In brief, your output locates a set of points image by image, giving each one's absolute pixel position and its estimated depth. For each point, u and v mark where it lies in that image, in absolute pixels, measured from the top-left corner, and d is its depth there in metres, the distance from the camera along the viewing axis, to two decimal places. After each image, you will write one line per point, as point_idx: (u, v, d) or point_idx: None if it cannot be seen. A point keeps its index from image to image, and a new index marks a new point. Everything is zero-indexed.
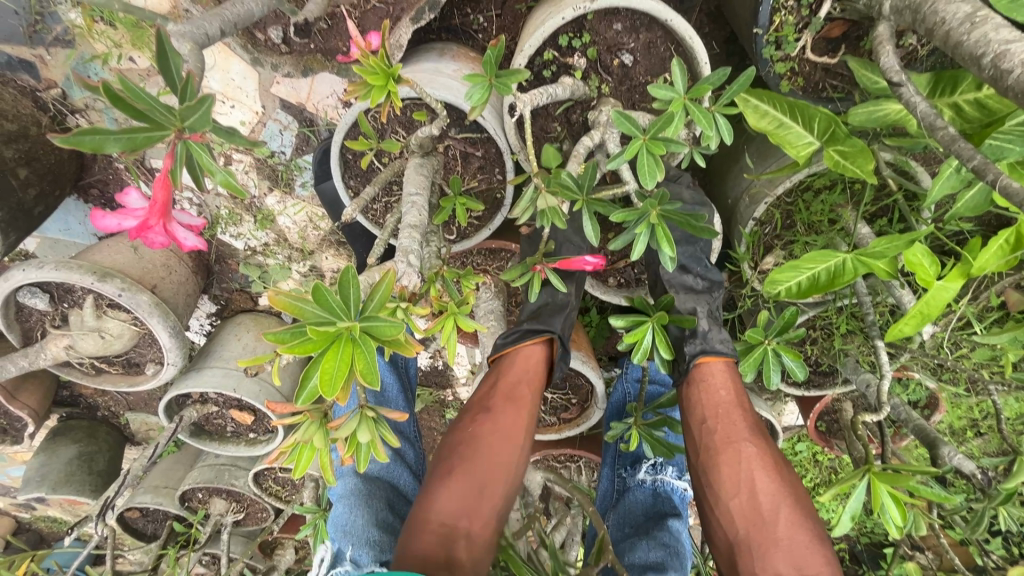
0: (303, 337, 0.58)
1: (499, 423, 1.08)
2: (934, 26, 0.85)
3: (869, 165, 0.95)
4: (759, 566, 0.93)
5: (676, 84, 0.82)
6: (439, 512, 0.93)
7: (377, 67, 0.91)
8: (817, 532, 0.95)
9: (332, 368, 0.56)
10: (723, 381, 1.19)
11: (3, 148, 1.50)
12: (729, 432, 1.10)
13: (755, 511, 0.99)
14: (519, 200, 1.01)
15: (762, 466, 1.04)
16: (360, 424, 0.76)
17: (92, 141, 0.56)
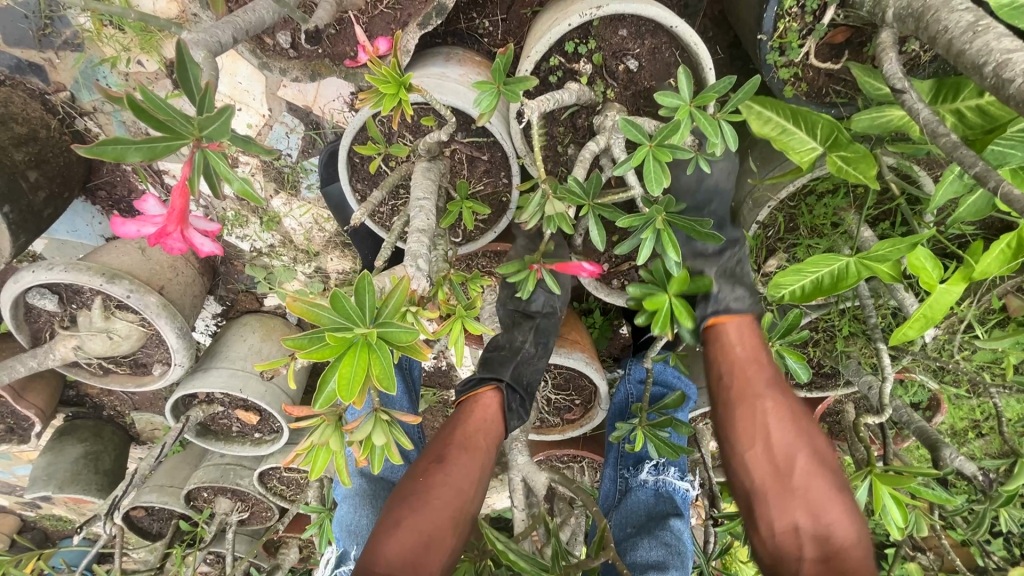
0: (322, 343, 0.59)
1: (448, 473, 1.03)
2: (937, 34, 0.86)
3: (874, 171, 0.97)
4: (776, 515, 0.91)
5: (682, 92, 0.83)
6: (384, 562, 0.91)
7: (389, 77, 0.93)
8: (835, 480, 0.93)
9: (350, 376, 0.57)
10: (738, 333, 1.09)
11: (14, 151, 1.52)
12: (743, 383, 1.03)
13: (772, 463, 0.95)
14: (526, 205, 1.03)
15: (779, 416, 0.98)
16: (376, 427, 0.77)
17: (114, 150, 0.58)
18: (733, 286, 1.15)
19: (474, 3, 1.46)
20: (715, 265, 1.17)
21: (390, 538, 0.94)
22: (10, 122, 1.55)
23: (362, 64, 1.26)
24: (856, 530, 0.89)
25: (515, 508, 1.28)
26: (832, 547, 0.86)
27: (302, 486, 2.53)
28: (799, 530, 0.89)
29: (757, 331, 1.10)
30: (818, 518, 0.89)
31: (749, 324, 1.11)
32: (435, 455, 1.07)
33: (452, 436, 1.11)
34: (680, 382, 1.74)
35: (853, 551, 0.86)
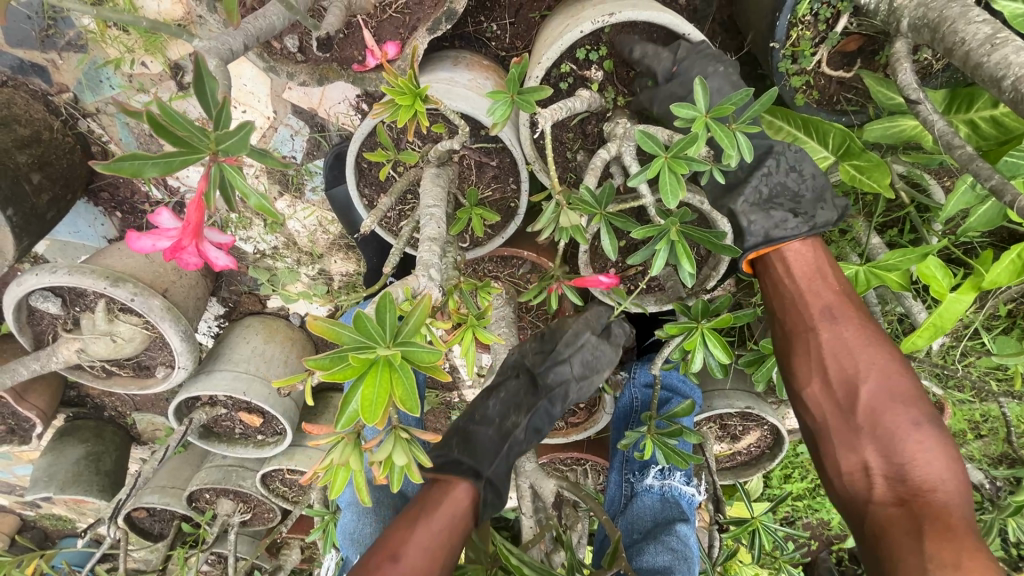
0: (343, 362, 0.57)
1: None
2: (953, 45, 0.85)
3: (886, 179, 1.00)
4: (842, 453, 0.93)
5: (698, 103, 0.83)
6: None
7: (405, 88, 0.92)
8: (912, 412, 0.90)
9: (372, 397, 0.55)
10: (789, 267, 1.06)
11: (17, 154, 1.50)
12: (801, 326, 1.02)
13: (836, 404, 0.96)
14: (540, 215, 1.02)
15: (840, 356, 0.97)
16: (396, 447, 0.73)
17: (132, 165, 0.57)
18: (769, 212, 1.04)
19: (482, 6, 1.45)
20: (752, 190, 1.07)
21: None
22: (13, 124, 1.54)
23: (370, 69, 1.25)
24: (937, 462, 0.86)
25: (523, 515, 1.28)
26: (906, 482, 0.85)
27: (306, 488, 2.52)
28: (868, 467, 0.89)
29: (818, 265, 1.05)
30: (888, 454, 0.88)
31: (815, 257, 1.06)
32: (389, 553, 0.98)
33: (411, 532, 1.01)
34: (684, 388, 1.73)
35: (933, 485, 0.84)
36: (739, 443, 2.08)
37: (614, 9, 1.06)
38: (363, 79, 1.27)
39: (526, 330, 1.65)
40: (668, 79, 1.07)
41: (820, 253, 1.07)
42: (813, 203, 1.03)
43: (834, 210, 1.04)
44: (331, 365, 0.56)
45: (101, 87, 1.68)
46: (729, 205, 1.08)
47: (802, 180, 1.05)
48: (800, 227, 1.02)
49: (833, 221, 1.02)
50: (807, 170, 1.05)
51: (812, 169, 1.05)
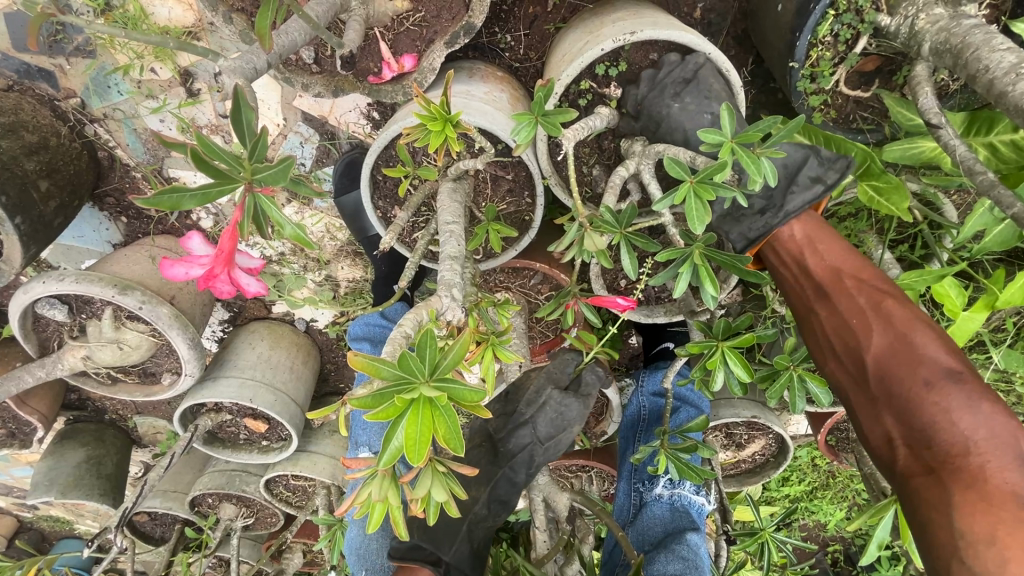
0: (388, 401, 0.56)
1: None
2: (977, 73, 0.86)
3: (904, 203, 1.01)
4: (868, 428, 0.91)
5: (725, 129, 0.83)
6: None
7: (436, 113, 0.95)
8: (925, 372, 0.85)
9: (416, 437, 0.54)
10: (784, 253, 1.07)
11: (26, 160, 1.49)
12: (803, 304, 1.03)
13: (850, 376, 0.95)
14: (562, 236, 1.02)
15: (840, 328, 0.97)
16: (433, 481, 0.69)
17: (171, 199, 0.58)
18: (740, 220, 1.05)
19: (496, 17, 1.45)
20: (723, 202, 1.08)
21: None
22: (21, 130, 1.52)
23: (387, 81, 1.25)
24: (964, 421, 0.79)
25: (538, 529, 1.28)
26: (930, 449, 0.81)
27: (309, 492, 2.52)
28: (891, 438, 0.86)
29: (811, 240, 1.05)
30: (906, 422, 0.84)
31: (810, 234, 1.05)
32: None
33: None
34: (695, 399, 1.72)
35: (961, 449, 0.78)
36: (743, 451, 2.09)
37: (635, 27, 1.07)
38: (379, 91, 1.26)
39: (536, 340, 1.66)
40: (644, 98, 1.11)
41: (816, 229, 1.06)
42: (780, 198, 1.01)
43: (812, 187, 1.00)
44: (374, 404, 0.55)
45: (109, 93, 1.67)
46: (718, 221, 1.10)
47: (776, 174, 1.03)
48: (771, 220, 1.01)
49: (806, 205, 0.99)
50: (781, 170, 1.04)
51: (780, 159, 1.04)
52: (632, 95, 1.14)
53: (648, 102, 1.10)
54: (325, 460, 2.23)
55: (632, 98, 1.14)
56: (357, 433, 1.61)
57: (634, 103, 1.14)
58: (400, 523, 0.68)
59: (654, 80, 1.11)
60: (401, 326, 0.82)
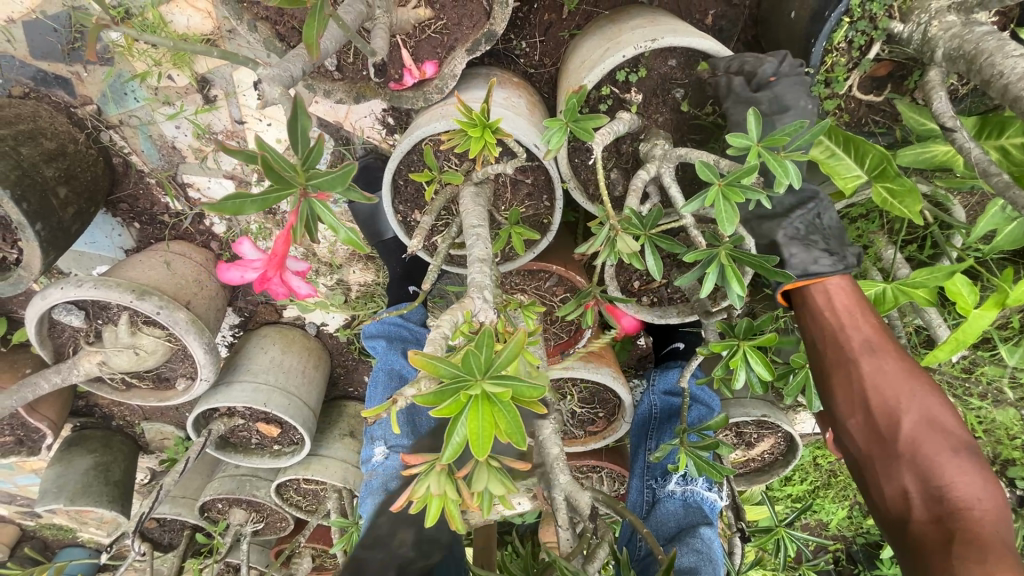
0: (451, 397, 0.58)
1: None
2: (991, 78, 0.89)
3: (916, 206, 1.04)
4: (882, 481, 0.87)
5: (752, 133, 0.86)
6: None
7: (476, 120, 1.01)
8: (952, 440, 0.84)
9: (479, 431, 0.57)
10: (831, 297, 1.01)
11: (45, 167, 1.49)
12: (840, 349, 0.96)
13: (873, 428, 0.90)
14: (593, 238, 1.04)
15: (880, 381, 0.90)
16: (488, 477, 0.71)
17: (233, 204, 0.59)
18: (809, 248, 1.04)
19: (513, 25, 1.48)
20: (789, 227, 1.07)
21: None
22: (39, 137, 1.53)
23: (408, 87, 1.28)
24: (979, 487, 0.80)
25: (560, 527, 1.27)
26: (949, 511, 0.80)
27: (320, 497, 2.52)
28: (907, 493, 0.84)
29: (851, 290, 1.01)
30: (929, 482, 0.82)
31: (849, 291, 1.01)
32: None
33: None
34: (705, 397, 1.69)
35: (976, 515, 0.78)
36: (752, 450, 2.12)
37: (656, 34, 1.09)
38: (400, 97, 1.28)
39: (550, 341, 1.72)
40: (757, 89, 1.06)
41: (851, 286, 1.02)
42: (843, 244, 1.05)
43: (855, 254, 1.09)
44: (437, 400, 0.58)
45: (126, 100, 1.68)
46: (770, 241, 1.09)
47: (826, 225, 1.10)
48: (835, 263, 1.02)
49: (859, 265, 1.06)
50: (827, 221, 1.10)
51: (825, 215, 1.11)
52: (732, 80, 1.06)
53: (768, 91, 1.05)
54: (337, 464, 2.23)
55: (720, 89, 1.08)
56: (373, 428, 1.57)
57: (729, 91, 1.07)
58: (455, 518, 0.69)
59: (780, 72, 1.06)
60: (438, 326, 0.83)
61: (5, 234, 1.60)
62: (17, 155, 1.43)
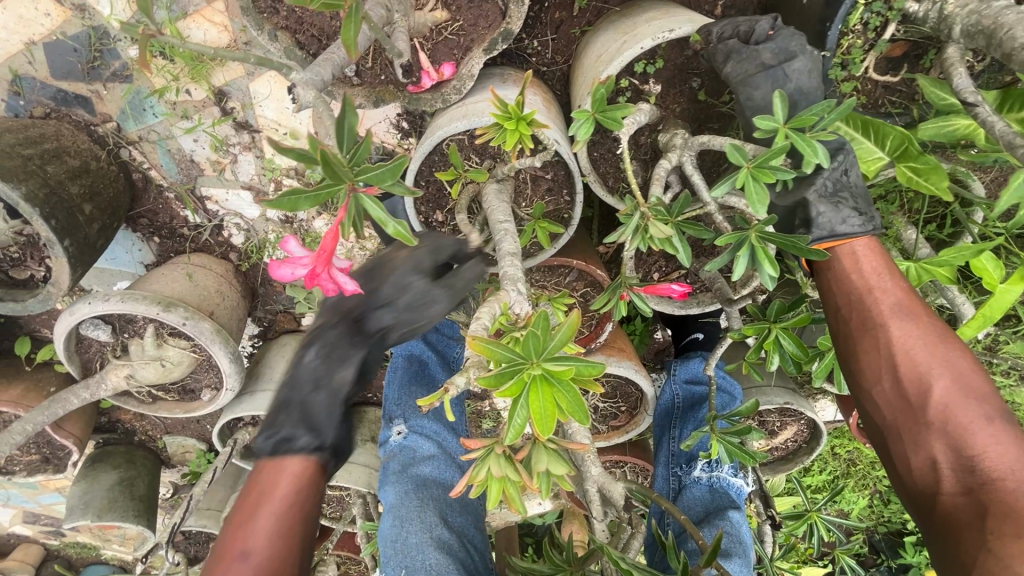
0: (509, 378, 0.61)
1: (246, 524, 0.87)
2: (1012, 51, 0.90)
3: (943, 182, 1.03)
4: (910, 451, 0.87)
5: (779, 115, 0.87)
6: None
7: (512, 113, 1.04)
8: (987, 409, 0.84)
9: (543, 411, 0.60)
10: (858, 262, 1.02)
11: (71, 185, 1.52)
12: (867, 317, 0.96)
13: (902, 396, 0.90)
14: (621, 227, 1.04)
15: (909, 347, 0.91)
16: (548, 457, 0.72)
17: (288, 200, 0.63)
18: (838, 207, 1.02)
19: (525, 24, 1.49)
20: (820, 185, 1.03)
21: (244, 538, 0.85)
22: (63, 155, 1.56)
23: (426, 89, 1.29)
24: (1012, 456, 0.79)
25: (594, 519, 1.26)
26: (980, 482, 0.79)
27: (344, 505, 2.52)
28: (936, 462, 0.84)
29: (878, 254, 1.02)
30: (959, 449, 0.82)
31: (875, 256, 1.02)
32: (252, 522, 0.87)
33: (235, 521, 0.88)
34: (728, 384, 1.68)
35: (1011, 485, 0.77)
36: (776, 439, 2.11)
37: (672, 25, 1.11)
38: (418, 99, 1.29)
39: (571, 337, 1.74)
40: (758, 44, 1.06)
41: (878, 252, 1.03)
42: (872, 204, 1.03)
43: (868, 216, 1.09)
44: (498, 382, 0.61)
45: (145, 115, 1.71)
46: (797, 201, 1.06)
47: (856, 181, 1.05)
48: (865, 223, 1.01)
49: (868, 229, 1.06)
50: (859, 177, 1.05)
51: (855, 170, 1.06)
52: (729, 43, 1.06)
53: (771, 42, 1.05)
54: (361, 469, 2.21)
55: (718, 55, 1.08)
56: (390, 410, 1.54)
57: (728, 53, 1.07)
58: (517, 500, 0.71)
59: (776, 28, 1.08)
60: (478, 317, 0.86)
61: (33, 252, 1.62)
62: (43, 173, 1.45)
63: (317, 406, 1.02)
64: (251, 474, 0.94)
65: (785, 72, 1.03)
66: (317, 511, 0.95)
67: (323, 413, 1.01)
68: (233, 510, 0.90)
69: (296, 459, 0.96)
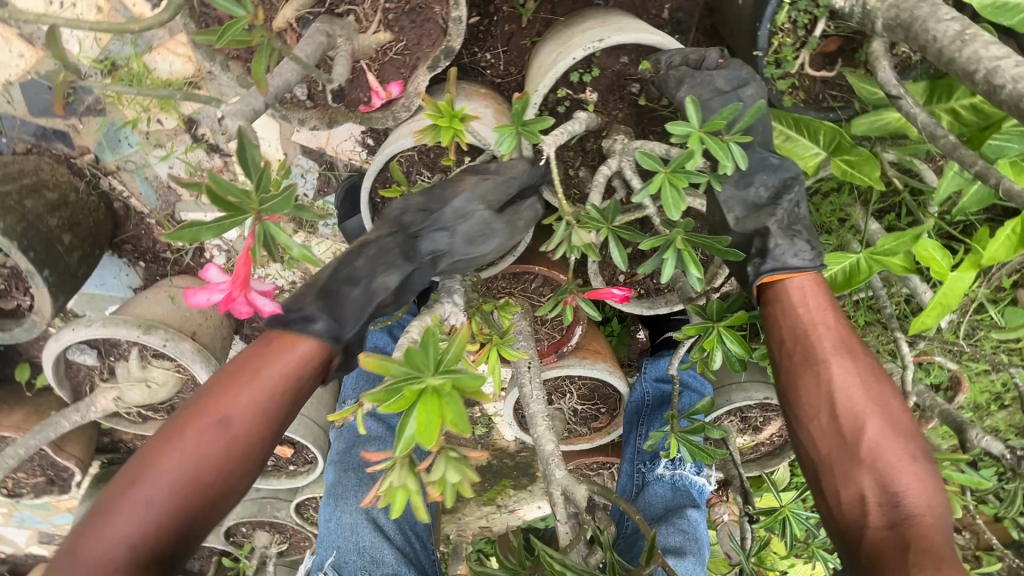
0: (396, 394, 0.66)
1: (232, 388, 0.87)
2: (927, 43, 0.91)
3: (877, 172, 1.06)
4: (840, 484, 0.86)
5: (692, 120, 0.89)
6: (187, 454, 0.82)
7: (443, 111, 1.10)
8: (911, 448, 0.86)
9: (426, 422, 0.64)
10: (804, 296, 1.00)
11: (50, 217, 1.59)
12: (810, 351, 0.95)
13: (837, 431, 0.89)
14: (551, 235, 1.07)
15: (848, 384, 0.91)
16: (448, 466, 0.74)
17: (192, 232, 0.66)
18: (793, 239, 1.02)
19: (475, 39, 1.52)
20: (776, 219, 1.04)
21: (227, 398, 0.86)
22: (42, 189, 1.63)
23: (377, 109, 1.33)
24: (927, 495, 0.82)
25: (559, 521, 1.28)
26: (903, 518, 0.80)
27: None
28: (864, 497, 0.83)
29: (823, 289, 1.01)
30: (886, 485, 0.83)
31: (818, 291, 1.00)
32: (238, 388, 0.87)
33: (222, 377, 0.88)
34: (696, 384, 1.74)
35: (926, 522, 0.80)
36: (761, 434, 2.10)
37: (603, 35, 1.13)
38: (370, 119, 1.33)
39: (544, 342, 1.77)
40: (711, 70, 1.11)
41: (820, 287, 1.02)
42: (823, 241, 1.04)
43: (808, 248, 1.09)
44: (386, 397, 0.66)
45: (120, 146, 1.77)
46: (759, 229, 1.05)
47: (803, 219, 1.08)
48: (813, 258, 1.00)
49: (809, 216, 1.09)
50: (807, 210, 1.08)
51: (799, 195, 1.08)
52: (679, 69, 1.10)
53: (723, 69, 1.10)
54: None
55: (670, 83, 1.11)
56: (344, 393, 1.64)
57: (680, 78, 1.10)
58: (420, 508, 0.75)
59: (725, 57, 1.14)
60: (409, 331, 0.90)
61: (18, 283, 1.69)
62: (22, 208, 1.52)
63: (349, 303, 1.00)
64: (260, 337, 0.93)
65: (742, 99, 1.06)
66: (306, 394, 0.93)
67: (352, 309, 1.00)
68: (239, 355, 0.91)
69: (307, 338, 0.93)
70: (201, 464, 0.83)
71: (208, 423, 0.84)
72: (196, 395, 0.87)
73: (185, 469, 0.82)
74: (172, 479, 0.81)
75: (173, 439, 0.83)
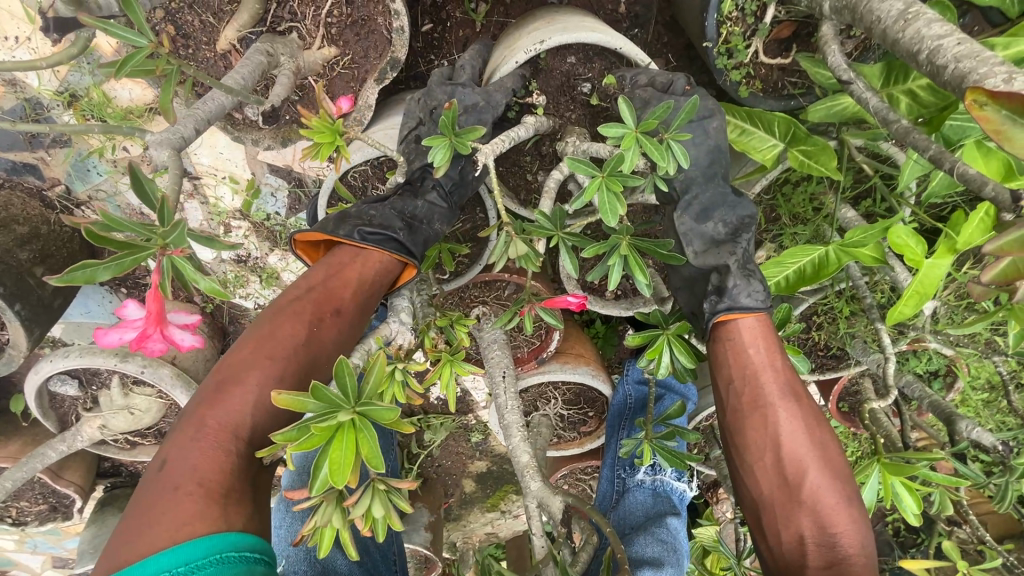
0: (309, 432, 0.65)
1: (340, 283, 1.00)
2: (873, 24, 0.86)
3: (833, 162, 1.02)
4: (781, 525, 0.89)
5: (627, 121, 0.87)
6: (307, 332, 0.91)
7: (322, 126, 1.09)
8: (846, 489, 0.90)
9: (339, 459, 0.65)
10: (753, 338, 1.01)
11: (19, 252, 1.59)
12: (758, 393, 0.97)
13: (781, 472, 0.92)
14: (493, 246, 1.04)
15: (793, 426, 0.93)
16: (374, 499, 0.75)
17: (89, 272, 0.67)
18: (749, 278, 1.03)
19: (431, 46, 1.49)
20: (734, 258, 1.06)
21: (338, 287, 0.99)
22: (11, 224, 1.63)
23: None
24: (860, 536, 0.86)
25: (534, 534, 1.21)
26: (839, 559, 0.83)
27: None
28: (803, 538, 0.87)
29: (770, 330, 1.03)
30: (823, 527, 0.86)
31: (765, 334, 1.02)
32: (346, 284, 1.01)
33: (325, 276, 1.00)
34: (680, 387, 1.70)
35: (860, 562, 0.83)
36: None
37: (544, 36, 1.10)
38: None
39: (523, 349, 1.74)
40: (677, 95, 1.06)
41: (767, 329, 1.04)
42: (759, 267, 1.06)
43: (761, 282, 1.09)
44: (298, 435, 0.65)
45: (89, 175, 1.77)
46: (717, 266, 1.07)
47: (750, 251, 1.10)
48: (765, 300, 1.02)
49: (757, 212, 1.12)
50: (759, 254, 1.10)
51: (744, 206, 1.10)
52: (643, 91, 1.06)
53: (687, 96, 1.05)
54: None
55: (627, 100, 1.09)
56: None
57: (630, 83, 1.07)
58: (348, 543, 0.73)
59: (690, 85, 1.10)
60: None
61: None
62: None
63: (421, 231, 1.16)
64: (336, 253, 1.05)
65: (706, 129, 1.08)
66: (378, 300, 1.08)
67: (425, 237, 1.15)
68: (327, 260, 1.04)
69: (389, 250, 1.08)
70: (318, 337, 0.92)
71: (323, 306, 0.96)
72: (292, 289, 0.98)
73: (302, 342, 0.90)
74: (291, 356, 0.88)
75: (280, 317, 0.91)
